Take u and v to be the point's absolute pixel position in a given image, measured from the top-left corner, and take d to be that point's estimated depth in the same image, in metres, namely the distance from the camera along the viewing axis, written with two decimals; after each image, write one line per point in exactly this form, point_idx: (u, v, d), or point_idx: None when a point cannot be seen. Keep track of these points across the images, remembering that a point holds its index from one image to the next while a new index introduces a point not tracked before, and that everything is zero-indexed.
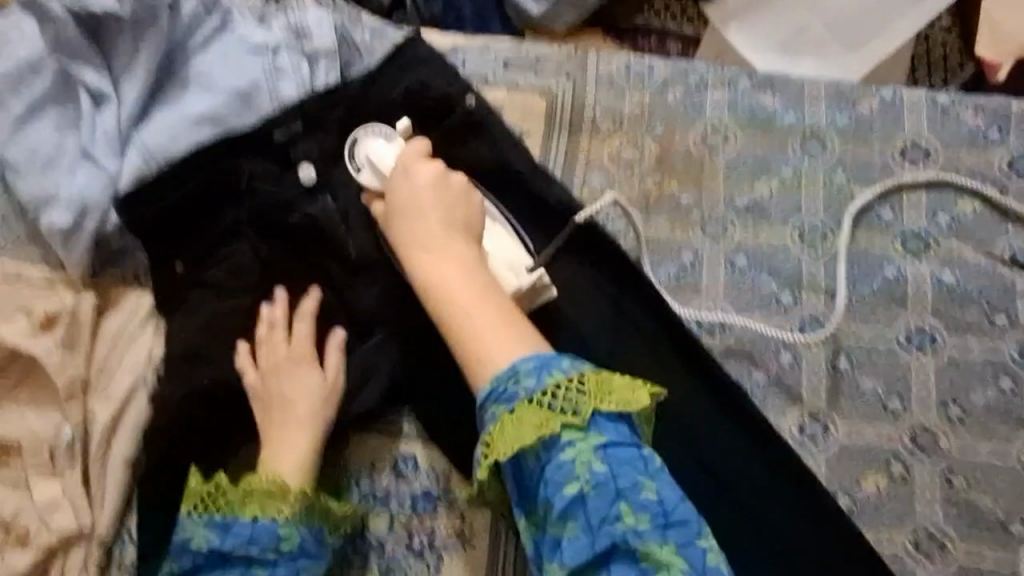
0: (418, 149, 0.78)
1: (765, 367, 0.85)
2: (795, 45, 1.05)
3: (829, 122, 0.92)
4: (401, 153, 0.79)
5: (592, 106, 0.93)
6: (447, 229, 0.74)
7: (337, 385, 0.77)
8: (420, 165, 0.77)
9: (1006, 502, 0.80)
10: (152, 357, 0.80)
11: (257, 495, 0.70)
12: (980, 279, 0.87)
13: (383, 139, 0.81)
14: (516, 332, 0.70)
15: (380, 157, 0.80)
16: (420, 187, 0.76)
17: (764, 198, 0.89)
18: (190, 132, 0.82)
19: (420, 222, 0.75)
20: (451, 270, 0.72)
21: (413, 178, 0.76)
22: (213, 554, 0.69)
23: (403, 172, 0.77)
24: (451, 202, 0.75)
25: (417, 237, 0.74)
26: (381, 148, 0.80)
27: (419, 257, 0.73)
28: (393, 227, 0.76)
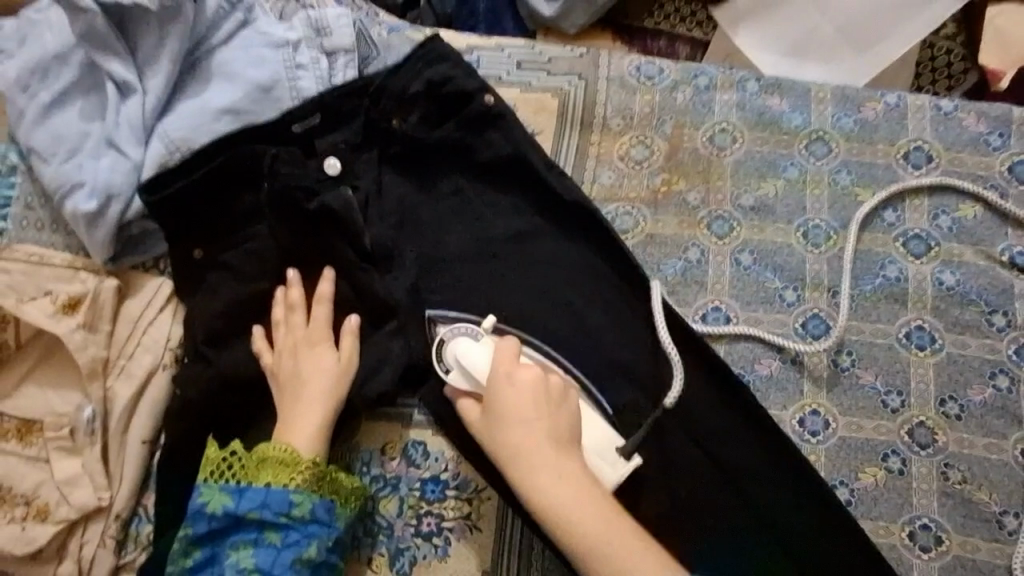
0: (511, 346, 0.75)
1: (768, 361, 0.87)
2: (802, 49, 1.07)
3: (834, 125, 0.94)
4: (495, 351, 0.75)
5: (604, 105, 0.95)
6: (557, 443, 0.69)
7: (350, 365, 0.80)
8: (520, 367, 0.72)
9: (1001, 497, 0.82)
10: (171, 340, 0.83)
11: (269, 463, 0.73)
12: (980, 280, 0.89)
13: (469, 339, 0.77)
14: (661, 558, 0.66)
15: (471, 357, 0.75)
16: (524, 397, 0.71)
17: (770, 198, 0.92)
18: (212, 123, 0.84)
19: (529, 439, 0.69)
20: (578, 500, 0.67)
21: (514, 378, 0.72)
22: (229, 518, 0.71)
23: (505, 379, 0.72)
24: (557, 411, 0.71)
25: (530, 454, 0.68)
26: (470, 346, 0.76)
27: (534, 480, 0.68)
28: (498, 438, 0.70)
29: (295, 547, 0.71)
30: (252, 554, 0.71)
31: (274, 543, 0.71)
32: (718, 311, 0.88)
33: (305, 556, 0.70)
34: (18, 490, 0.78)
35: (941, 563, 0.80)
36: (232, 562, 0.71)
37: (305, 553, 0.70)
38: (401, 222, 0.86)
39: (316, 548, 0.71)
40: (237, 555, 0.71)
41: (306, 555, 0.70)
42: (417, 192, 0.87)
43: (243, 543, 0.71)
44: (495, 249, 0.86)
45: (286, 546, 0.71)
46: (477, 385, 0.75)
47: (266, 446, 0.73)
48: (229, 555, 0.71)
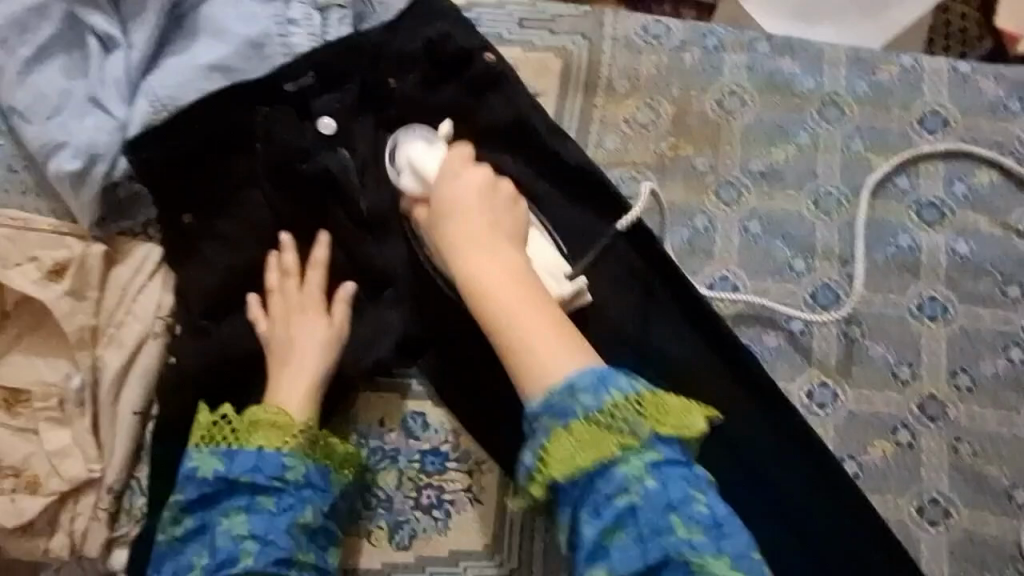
0: (463, 153, 0.77)
1: (776, 332, 0.84)
2: (811, 12, 1.04)
3: (848, 88, 0.91)
4: (444, 159, 0.77)
5: (609, 66, 0.92)
6: (498, 235, 0.73)
7: (345, 330, 0.78)
8: (469, 171, 0.76)
9: (1011, 471, 0.81)
10: (162, 310, 0.79)
11: (261, 427, 0.70)
12: (995, 250, 0.87)
13: (423, 142, 0.80)
14: (569, 342, 0.69)
15: (421, 159, 0.78)
16: (469, 188, 0.75)
17: (779, 163, 0.89)
18: (199, 81, 0.80)
19: (467, 220, 0.73)
20: (502, 273, 0.71)
21: (458, 185, 0.75)
22: (220, 484, 0.69)
23: (452, 178, 0.76)
24: (501, 210, 0.75)
25: (468, 240, 0.73)
26: (421, 150, 0.79)
27: (465, 261, 0.72)
28: (442, 234, 0.74)
29: (290, 509, 0.68)
30: (245, 520, 0.68)
31: (267, 508, 0.68)
32: (725, 280, 0.85)
33: (302, 520, 0.68)
34: (6, 462, 0.76)
35: (949, 537, 0.80)
36: (225, 529, 0.68)
37: (301, 517, 0.68)
38: None
39: (312, 512, 0.68)
40: (230, 521, 0.68)
41: (303, 519, 0.68)
42: None
43: (235, 509, 0.68)
44: None
45: (281, 511, 0.68)
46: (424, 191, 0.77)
47: (258, 410, 0.71)
48: (222, 522, 0.68)
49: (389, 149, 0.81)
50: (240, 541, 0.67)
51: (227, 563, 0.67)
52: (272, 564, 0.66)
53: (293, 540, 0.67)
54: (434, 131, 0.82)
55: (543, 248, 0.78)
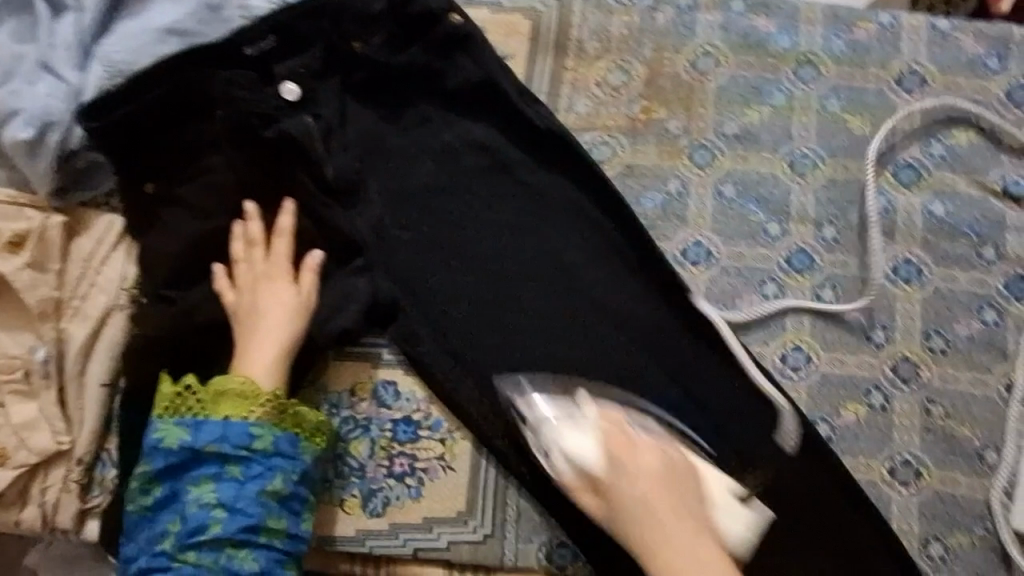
0: (616, 428, 0.71)
1: (750, 297, 0.84)
2: None
3: (824, 47, 0.89)
4: (602, 437, 0.70)
5: (579, 27, 0.90)
6: (679, 509, 0.66)
7: (311, 300, 0.78)
8: (637, 451, 0.69)
9: (982, 431, 0.82)
10: (126, 280, 0.79)
11: (227, 396, 0.70)
12: (972, 211, 0.86)
13: (571, 422, 0.72)
14: None
15: (580, 447, 0.70)
16: (641, 466, 0.68)
17: (753, 125, 0.87)
18: (156, 44, 0.79)
19: (646, 507, 0.66)
20: (698, 561, 0.63)
21: (634, 458, 0.69)
22: (186, 454, 0.69)
23: (620, 461, 0.69)
24: (678, 480, 0.69)
25: (672, 541, 0.64)
26: (574, 433, 0.71)
27: (675, 563, 0.63)
28: (621, 523, 0.67)
29: (260, 479, 0.68)
30: (214, 488, 0.68)
31: (236, 477, 0.68)
32: (698, 246, 0.84)
33: (272, 488, 0.68)
34: None
35: (920, 497, 0.80)
36: (194, 497, 0.68)
37: (270, 484, 0.68)
38: (365, 152, 0.82)
39: (281, 479, 0.68)
40: (199, 490, 0.68)
41: (272, 486, 0.68)
42: (383, 123, 0.83)
43: (203, 478, 0.68)
44: (467, 182, 0.83)
45: (250, 479, 0.68)
46: (591, 479, 0.69)
47: (224, 380, 0.70)
48: (190, 491, 0.68)
49: (532, 432, 0.74)
50: (209, 509, 0.67)
51: (197, 532, 0.67)
52: (241, 531, 0.67)
53: (262, 508, 0.68)
54: (570, 400, 0.74)
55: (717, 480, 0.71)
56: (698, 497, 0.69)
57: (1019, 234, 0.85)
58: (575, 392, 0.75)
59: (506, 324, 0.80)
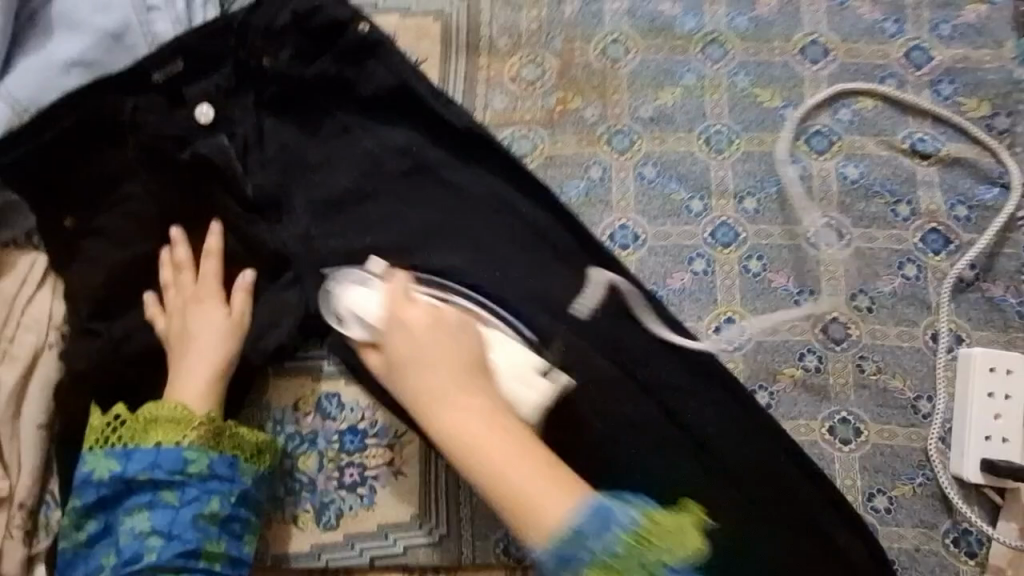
0: (401, 286, 0.73)
1: (679, 274, 0.85)
2: None
3: (728, 25, 0.91)
4: (383, 296, 0.72)
5: (489, 25, 0.91)
6: (456, 364, 0.66)
7: (243, 321, 0.77)
8: (411, 306, 0.70)
9: (914, 382, 0.85)
10: (55, 318, 0.78)
11: (159, 422, 0.69)
12: (883, 171, 0.89)
13: (359, 285, 0.75)
14: (564, 477, 0.62)
15: (363, 304, 0.73)
16: (417, 327, 0.68)
17: (668, 106, 0.89)
18: (61, 78, 0.79)
19: (429, 369, 0.66)
20: (473, 416, 0.64)
21: (408, 312, 0.70)
22: (118, 484, 0.68)
23: (395, 317, 0.70)
24: (456, 335, 0.68)
25: (433, 381, 0.65)
26: (361, 292, 0.74)
27: (440, 404, 0.64)
28: (404, 383, 0.67)
29: (195, 502, 0.67)
30: (148, 517, 0.67)
31: (170, 503, 0.67)
32: (625, 229, 0.86)
33: (208, 512, 0.67)
34: None
35: (861, 453, 0.83)
36: (129, 528, 0.67)
37: (207, 508, 0.68)
38: (285, 166, 0.82)
39: (218, 502, 0.68)
40: (133, 519, 0.67)
41: (209, 510, 0.68)
42: (303, 136, 0.83)
43: (138, 507, 0.68)
44: (390, 187, 0.83)
45: (185, 504, 0.67)
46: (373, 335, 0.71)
47: (155, 406, 0.70)
48: (125, 521, 0.68)
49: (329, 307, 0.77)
50: (144, 538, 0.67)
51: (131, 562, 0.66)
52: (178, 557, 0.66)
53: (199, 532, 0.67)
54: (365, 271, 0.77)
55: (508, 350, 0.72)
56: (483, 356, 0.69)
57: (931, 188, 0.88)
58: (369, 263, 0.78)
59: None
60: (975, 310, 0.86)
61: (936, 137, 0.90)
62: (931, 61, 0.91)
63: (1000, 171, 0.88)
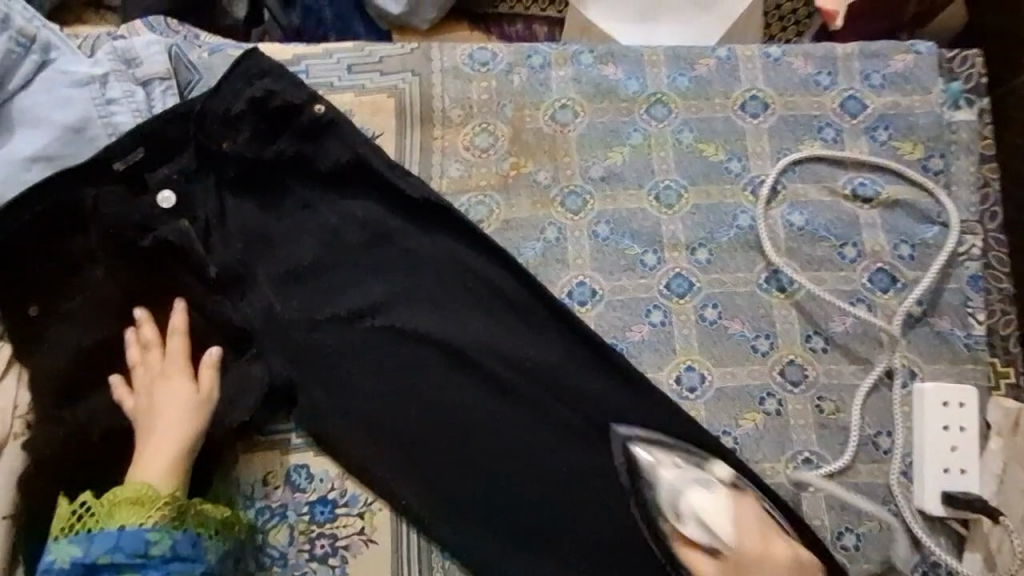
0: (754, 512, 0.73)
1: (638, 326, 0.88)
2: (652, 13, 1.12)
3: (670, 85, 0.96)
4: (737, 512, 0.72)
5: (441, 97, 0.94)
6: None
7: (212, 397, 0.78)
8: (772, 541, 0.71)
9: (872, 419, 0.87)
10: (19, 407, 0.79)
11: (121, 504, 0.69)
12: (827, 215, 0.92)
13: (706, 488, 0.73)
14: None
15: (707, 510, 0.72)
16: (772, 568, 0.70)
17: (618, 165, 0.92)
18: (21, 174, 0.81)
19: None
20: None
21: (768, 546, 0.70)
22: (80, 569, 0.68)
23: (758, 552, 0.70)
24: None
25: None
26: (708, 500, 0.72)
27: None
28: None
29: None
30: None
31: None
32: (583, 285, 0.89)
33: None
34: None
35: (825, 492, 0.85)
36: None
37: None
38: (247, 244, 0.84)
39: None
40: None
41: None
42: (264, 213, 0.85)
43: None
44: (350, 259, 0.85)
45: None
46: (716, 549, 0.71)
47: (118, 489, 0.70)
48: None
49: (665, 491, 0.74)
50: None
51: None
52: None
53: None
54: (710, 470, 0.76)
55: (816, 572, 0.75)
56: None
57: (874, 230, 0.92)
58: (717, 462, 0.77)
59: (414, 398, 0.82)
60: (925, 343, 0.89)
61: (876, 181, 0.94)
62: (865, 109, 0.96)
63: (938, 210, 0.92)
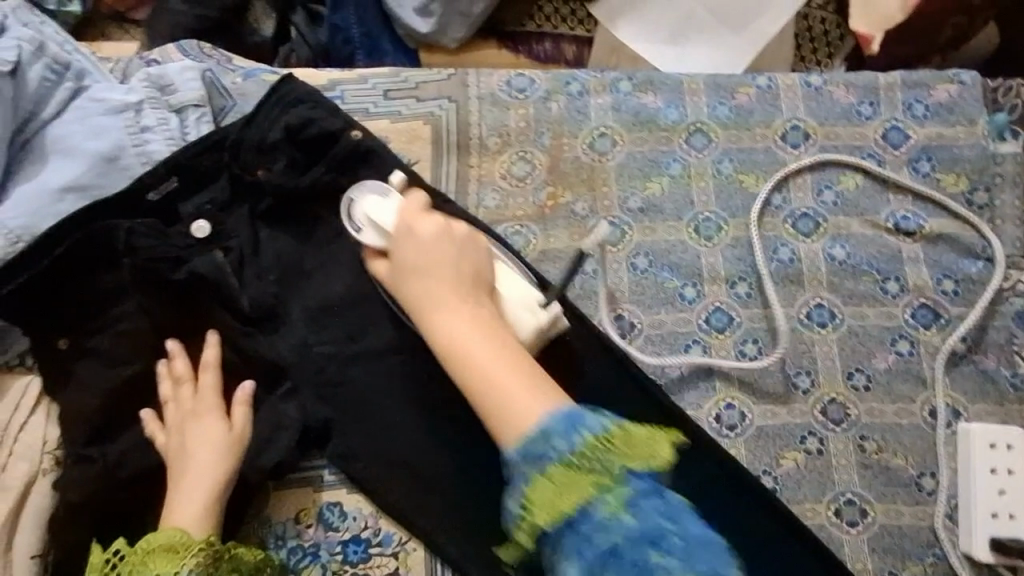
0: (417, 205, 0.80)
1: (677, 363, 0.86)
2: (684, 35, 1.10)
3: (710, 114, 0.94)
4: (401, 210, 0.79)
5: (478, 125, 0.92)
6: (452, 288, 0.74)
7: (244, 435, 0.76)
8: (421, 222, 0.78)
9: (916, 459, 0.84)
10: (49, 444, 0.77)
11: (154, 552, 0.68)
12: (869, 250, 0.90)
13: (378, 195, 0.81)
14: (541, 389, 0.69)
15: (377, 213, 0.80)
16: (425, 244, 0.76)
17: (657, 196, 0.91)
18: (54, 205, 0.79)
19: (452, 271, 0.75)
20: (465, 329, 0.72)
21: (418, 228, 0.77)
22: None
23: (409, 229, 0.78)
24: (455, 257, 0.76)
25: (424, 294, 0.75)
26: (377, 202, 0.80)
27: (438, 314, 0.74)
28: (408, 285, 0.76)
29: None
30: None
31: None
32: (622, 319, 0.87)
33: None
34: None
35: (869, 534, 0.82)
36: None
37: None
38: (281, 275, 0.83)
39: None
40: None
41: None
42: (300, 245, 0.84)
43: None
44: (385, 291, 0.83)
45: None
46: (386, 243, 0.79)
47: (152, 537, 0.69)
48: None
49: (344, 210, 0.82)
50: None
51: None
52: None
53: None
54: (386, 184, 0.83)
55: (516, 283, 0.79)
56: (485, 291, 0.76)
57: (917, 264, 0.90)
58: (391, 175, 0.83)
59: (457, 438, 0.80)
60: (971, 382, 0.87)
61: (918, 214, 0.92)
62: (908, 140, 0.94)
63: (983, 245, 0.90)
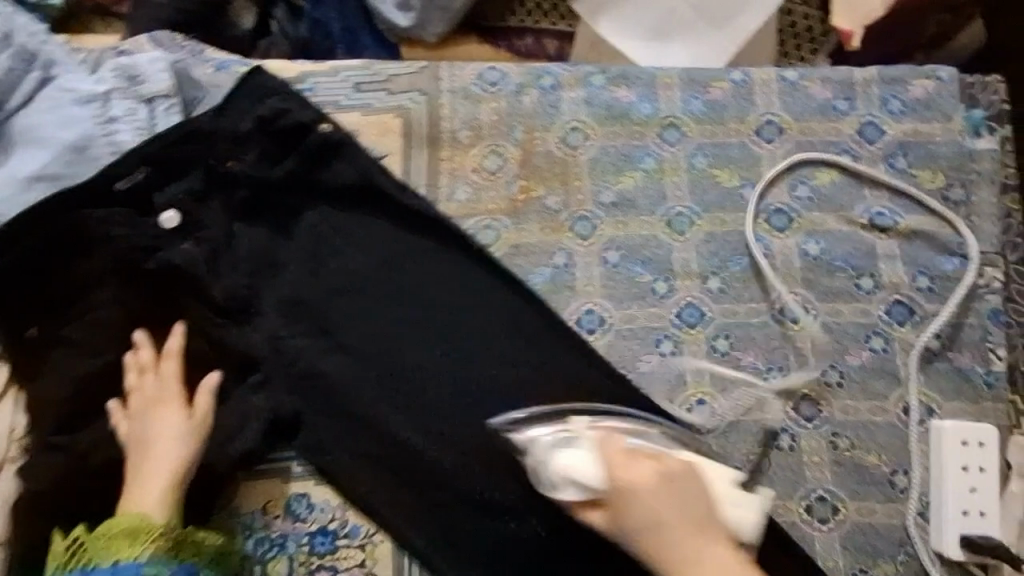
0: (619, 447, 0.72)
1: (648, 357, 0.85)
2: (666, 31, 1.09)
3: (684, 109, 0.93)
4: (601, 460, 0.72)
5: (450, 118, 0.92)
6: (683, 529, 0.68)
7: (207, 423, 0.76)
8: (633, 468, 0.71)
9: (889, 456, 0.84)
10: (17, 432, 0.78)
11: (116, 537, 0.69)
12: (845, 246, 0.90)
13: (569, 445, 0.73)
14: None
15: (576, 468, 0.72)
16: (648, 491, 0.70)
17: (630, 190, 0.90)
18: (24, 193, 0.80)
19: (681, 513, 0.69)
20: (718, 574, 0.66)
21: (633, 474, 0.71)
22: None
23: (622, 479, 0.71)
24: (678, 496, 0.70)
25: (659, 542, 0.68)
26: (571, 454, 0.73)
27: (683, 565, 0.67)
28: (640, 536, 0.69)
29: None
30: None
31: None
32: (592, 313, 0.86)
33: None
34: None
35: (841, 532, 0.81)
36: None
37: None
38: (253, 268, 0.83)
39: None
40: None
41: None
42: (271, 237, 0.84)
43: None
44: (354, 284, 0.83)
45: None
46: (596, 496, 0.72)
47: (113, 521, 0.69)
48: None
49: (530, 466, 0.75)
50: None
51: None
52: None
53: None
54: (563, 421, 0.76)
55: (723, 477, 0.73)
56: (714, 523, 0.69)
57: (893, 261, 0.90)
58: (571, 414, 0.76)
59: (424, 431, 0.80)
60: (945, 379, 0.86)
61: (895, 210, 0.91)
62: (884, 135, 0.93)
63: (958, 242, 0.90)
